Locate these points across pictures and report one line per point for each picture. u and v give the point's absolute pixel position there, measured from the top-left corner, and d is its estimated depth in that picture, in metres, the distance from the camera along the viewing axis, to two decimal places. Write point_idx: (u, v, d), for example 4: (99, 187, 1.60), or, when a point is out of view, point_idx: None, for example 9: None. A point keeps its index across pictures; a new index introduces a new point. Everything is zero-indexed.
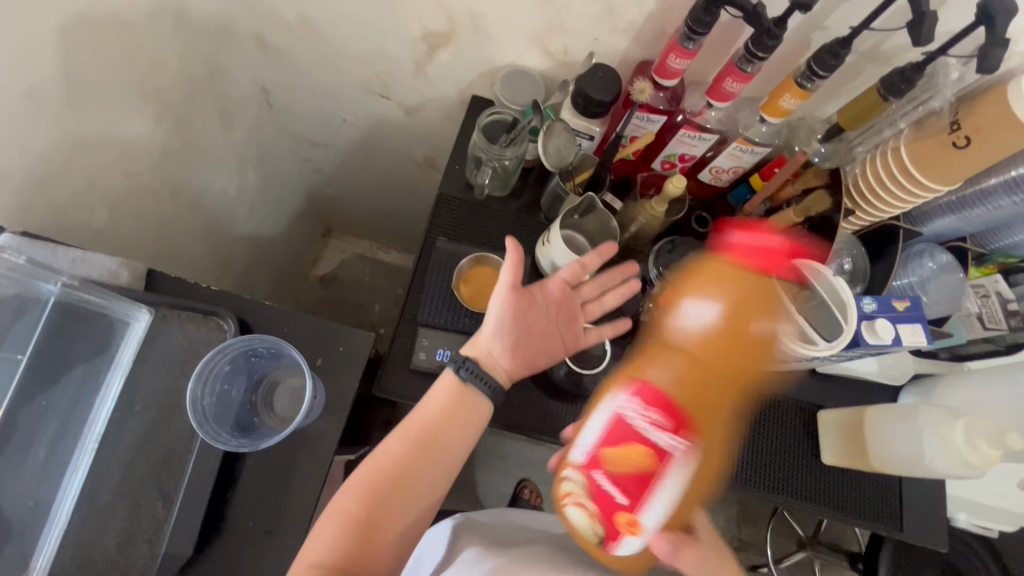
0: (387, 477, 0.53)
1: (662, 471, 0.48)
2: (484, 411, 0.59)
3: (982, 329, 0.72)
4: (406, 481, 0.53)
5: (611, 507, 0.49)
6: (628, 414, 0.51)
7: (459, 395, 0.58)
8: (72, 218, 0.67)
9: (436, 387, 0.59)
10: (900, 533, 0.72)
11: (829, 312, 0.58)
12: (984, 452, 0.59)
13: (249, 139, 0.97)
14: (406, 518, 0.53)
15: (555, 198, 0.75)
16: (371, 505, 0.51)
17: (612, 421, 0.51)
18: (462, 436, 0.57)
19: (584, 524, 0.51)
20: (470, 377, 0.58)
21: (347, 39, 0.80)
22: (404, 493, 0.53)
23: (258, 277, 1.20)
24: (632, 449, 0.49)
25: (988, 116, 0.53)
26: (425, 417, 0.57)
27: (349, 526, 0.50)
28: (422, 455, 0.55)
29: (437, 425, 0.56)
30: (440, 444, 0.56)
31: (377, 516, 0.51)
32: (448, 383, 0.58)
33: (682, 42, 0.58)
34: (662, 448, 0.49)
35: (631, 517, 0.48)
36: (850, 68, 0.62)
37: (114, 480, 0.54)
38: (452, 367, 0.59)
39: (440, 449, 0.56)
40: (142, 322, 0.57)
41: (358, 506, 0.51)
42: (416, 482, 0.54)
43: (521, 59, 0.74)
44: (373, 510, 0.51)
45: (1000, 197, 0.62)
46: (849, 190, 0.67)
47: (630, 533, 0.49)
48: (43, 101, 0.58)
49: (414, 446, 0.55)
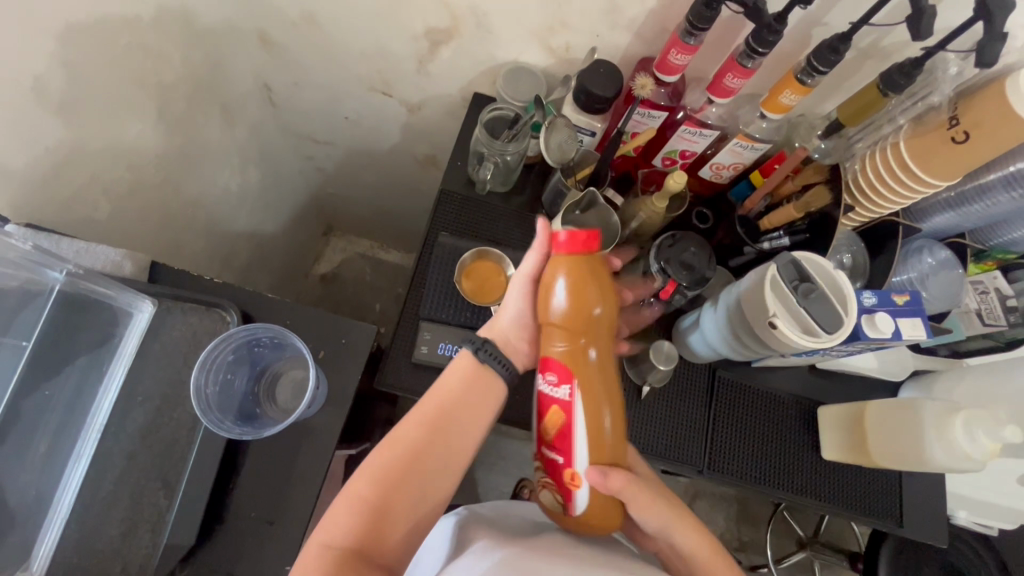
0: (403, 459, 0.51)
1: (571, 419, 0.53)
2: (498, 397, 0.59)
3: (981, 325, 0.71)
4: (422, 464, 0.52)
5: (557, 470, 0.55)
6: (544, 387, 0.56)
7: (477, 376, 0.58)
8: (76, 212, 0.68)
9: (453, 370, 0.59)
10: (898, 530, 0.72)
11: (830, 305, 0.55)
12: (983, 445, 0.60)
13: (251, 137, 0.98)
14: (420, 502, 0.51)
15: (556, 194, 0.76)
16: (386, 487, 0.50)
17: (539, 397, 0.57)
18: (477, 420, 0.57)
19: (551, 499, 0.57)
20: (487, 358, 0.59)
21: (350, 36, 0.80)
22: (419, 476, 0.51)
23: (260, 274, 1.21)
24: (551, 412, 0.55)
25: (986, 110, 0.54)
26: (441, 398, 0.56)
27: (363, 507, 0.48)
28: (438, 436, 0.54)
29: (453, 407, 0.55)
30: (455, 428, 0.55)
31: (390, 501, 0.49)
32: (466, 362, 0.59)
33: (683, 37, 0.58)
34: (563, 401, 0.54)
35: (568, 469, 0.53)
36: (850, 64, 0.62)
37: (117, 470, 0.54)
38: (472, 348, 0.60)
39: (455, 432, 0.55)
40: (145, 312, 0.58)
41: (373, 488, 0.49)
42: (430, 467, 0.52)
43: (523, 56, 0.74)
44: (388, 493, 0.50)
45: (998, 192, 0.63)
46: (848, 186, 0.68)
47: (574, 485, 0.53)
48: (48, 95, 0.58)
49: (431, 428, 0.54)
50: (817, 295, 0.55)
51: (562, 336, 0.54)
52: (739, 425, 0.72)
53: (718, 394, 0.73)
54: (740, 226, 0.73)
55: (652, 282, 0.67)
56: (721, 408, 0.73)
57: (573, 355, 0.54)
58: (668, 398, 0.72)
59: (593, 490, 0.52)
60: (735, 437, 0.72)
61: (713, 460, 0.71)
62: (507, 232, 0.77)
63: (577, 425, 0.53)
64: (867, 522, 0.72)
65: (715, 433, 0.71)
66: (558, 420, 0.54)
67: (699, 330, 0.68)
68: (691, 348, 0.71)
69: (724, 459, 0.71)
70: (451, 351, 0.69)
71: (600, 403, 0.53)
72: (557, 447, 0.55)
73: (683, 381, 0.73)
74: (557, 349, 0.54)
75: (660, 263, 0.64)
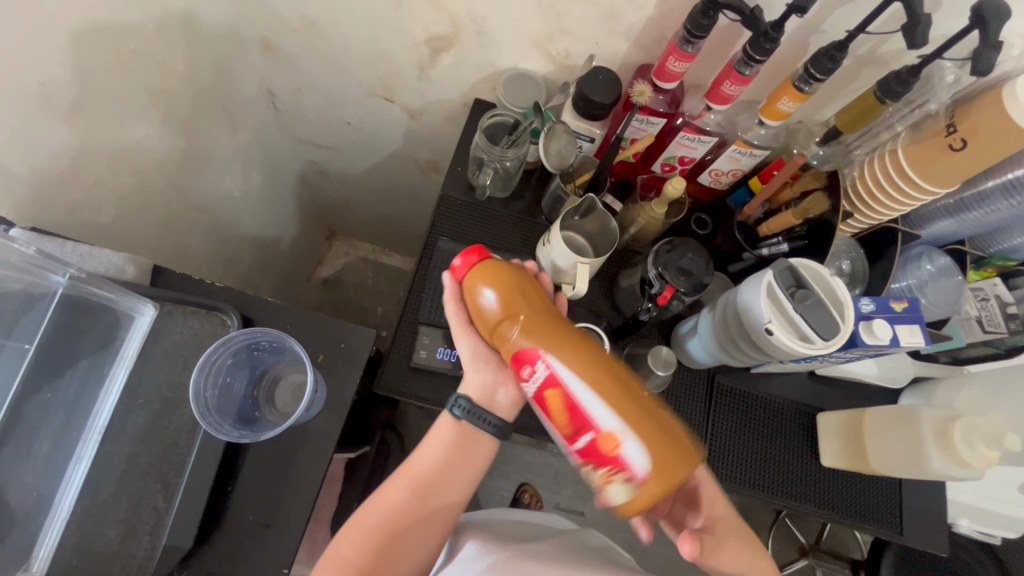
0: (387, 529, 0.53)
1: (569, 389, 0.48)
2: (484, 451, 0.58)
3: (981, 332, 0.72)
4: (406, 531, 0.53)
5: (595, 452, 0.47)
6: (531, 386, 0.51)
7: (459, 438, 0.57)
8: (81, 216, 0.69)
9: (435, 434, 0.58)
10: (898, 537, 0.72)
11: (827, 312, 0.55)
12: (983, 453, 0.59)
13: (254, 141, 0.99)
14: (412, 562, 0.53)
15: (556, 199, 0.76)
16: (373, 555, 0.51)
17: (535, 403, 0.52)
18: (462, 480, 0.57)
19: (619, 493, 0.46)
20: (466, 415, 0.57)
21: (352, 43, 0.81)
22: (404, 543, 0.53)
23: (263, 277, 1.21)
24: (551, 402, 0.49)
25: (984, 118, 0.54)
26: (421, 463, 0.56)
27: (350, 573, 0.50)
28: (421, 503, 0.54)
29: (434, 472, 0.55)
30: (440, 492, 0.55)
31: (380, 563, 0.51)
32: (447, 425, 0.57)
33: (681, 45, 0.59)
34: (549, 377, 0.49)
35: (601, 436, 0.46)
36: (847, 71, 0.62)
37: (117, 472, 0.55)
38: (449, 407, 0.58)
39: (439, 495, 0.55)
40: (147, 317, 0.59)
41: (358, 555, 0.51)
42: (416, 533, 0.54)
43: (523, 63, 0.75)
44: (374, 560, 0.51)
45: (997, 199, 0.63)
46: (846, 193, 0.68)
47: (618, 446, 0.46)
48: (54, 101, 0.59)
49: (413, 496, 0.54)
50: (813, 302, 0.55)
51: (512, 329, 0.52)
52: (742, 443, 0.72)
53: (717, 400, 0.73)
54: (738, 232, 0.73)
55: (650, 287, 0.67)
56: (720, 414, 0.73)
57: (540, 334, 0.51)
58: (667, 404, 0.72)
59: (639, 441, 0.45)
60: (734, 445, 0.72)
61: (712, 467, 0.70)
62: (507, 237, 0.77)
63: (577, 390, 0.47)
64: (868, 529, 0.72)
65: (714, 439, 0.71)
66: (559, 398, 0.49)
67: (699, 337, 0.68)
68: (689, 354, 0.71)
69: (723, 465, 0.70)
70: (450, 355, 0.69)
71: (592, 357, 0.49)
72: (576, 424, 0.48)
73: (682, 386, 0.73)
74: (522, 337, 0.51)
75: (657, 269, 0.65)
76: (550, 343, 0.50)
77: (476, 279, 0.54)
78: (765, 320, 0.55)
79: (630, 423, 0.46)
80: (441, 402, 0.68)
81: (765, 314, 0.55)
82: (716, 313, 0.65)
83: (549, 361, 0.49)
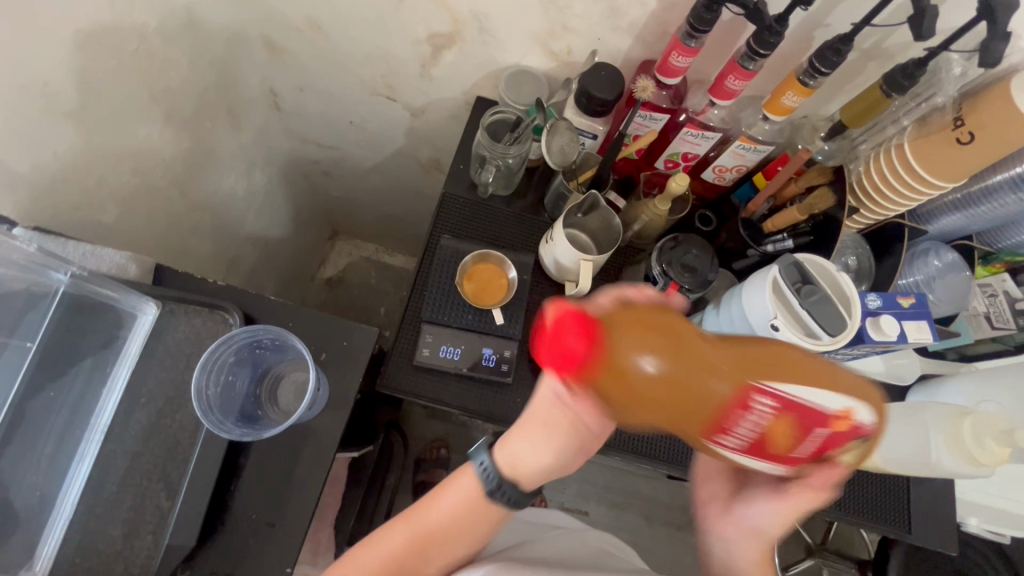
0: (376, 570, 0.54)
1: (790, 402, 0.39)
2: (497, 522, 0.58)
3: (991, 328, 0.71)
4: None
5: (834, 444, 0.41)
6: (743, 429, 0.40)
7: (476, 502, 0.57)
8: (84, 216, 0.69)
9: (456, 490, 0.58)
10: (907, 536, 0.71)
11: (834, 307, 0.54)
12: (993, 450, 0.59)
13: (256, 141, 0.99)
14: None
15: (558, 197, 0.76)
16: None
17: (742, 447, 0.41)
18: (465, 544, 0.57)
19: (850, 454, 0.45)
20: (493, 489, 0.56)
21: (354, 41, 0.81)
22: None
23: (266, 277, 1.22)
24: (775, 432, 0.40)
25: (992, 111, 0.53)
26: (430, 516, 0.57)
27: None
28: (417, 554, 0.55)
29: (439, 527, 0.56)
30: (437, 548, 0.56)
31: None
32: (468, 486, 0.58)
33: (684, 40, 0.58)
34: (763, 404, 0.39)
35: (843, 426, 0.40)
36: (853, 65, 0.62)
37: (120, 471, 0.55)
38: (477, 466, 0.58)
39: (436, 551, 0.56)
40: (149, 315, 0.58)
41: None
42: None
43: (525, 59, 0.75)
44: None
45: (1006, 194, 0.62)
46: (852, 188, 0.67)
47: (860, 423, 0.40)
48: (57, 101, 0.59)
49: (411, 544, 0.56)
50: (819, 297, 0.54)
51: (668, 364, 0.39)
52: None
53: None
54: (743, 228, 0.72)
55: (654, 284, 0.66)
56: None
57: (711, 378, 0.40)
58: None
59: (868, 407, 0.41)
60: None
61: None
62: (510, 236, 0.77)
63: (797, 396, 0.39)
64: (875, 528, 0.71)
65: None
66: (785, 420, 0.40)
67: None
68: None
69: None
70: (454, 353, 0.69)
71: (756, 354, 0.42)
72: (808, 436, 0.40)
73: None
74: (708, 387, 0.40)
75: (661, 266, 0.64)
76: (727, 371, 0.40)
77: (620, 354, 0.39)
78: (770, 317, 0.54)
79: (855, 396, 0.41)
80: (444, 401, 0.68)
81: (770, 311, 0.54)
82: (720, 310, 0.64)
83: (750, 385, 0.39)
